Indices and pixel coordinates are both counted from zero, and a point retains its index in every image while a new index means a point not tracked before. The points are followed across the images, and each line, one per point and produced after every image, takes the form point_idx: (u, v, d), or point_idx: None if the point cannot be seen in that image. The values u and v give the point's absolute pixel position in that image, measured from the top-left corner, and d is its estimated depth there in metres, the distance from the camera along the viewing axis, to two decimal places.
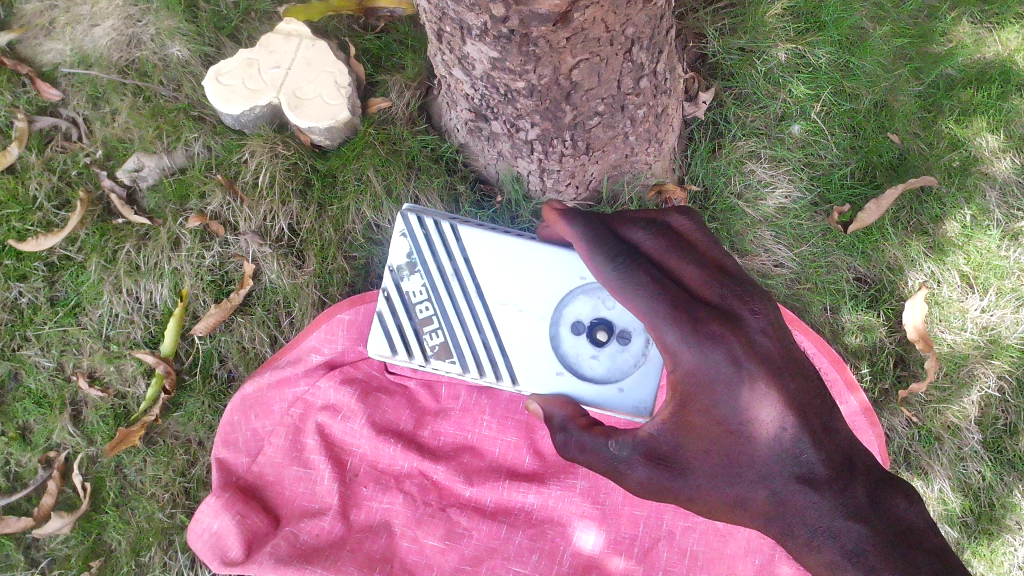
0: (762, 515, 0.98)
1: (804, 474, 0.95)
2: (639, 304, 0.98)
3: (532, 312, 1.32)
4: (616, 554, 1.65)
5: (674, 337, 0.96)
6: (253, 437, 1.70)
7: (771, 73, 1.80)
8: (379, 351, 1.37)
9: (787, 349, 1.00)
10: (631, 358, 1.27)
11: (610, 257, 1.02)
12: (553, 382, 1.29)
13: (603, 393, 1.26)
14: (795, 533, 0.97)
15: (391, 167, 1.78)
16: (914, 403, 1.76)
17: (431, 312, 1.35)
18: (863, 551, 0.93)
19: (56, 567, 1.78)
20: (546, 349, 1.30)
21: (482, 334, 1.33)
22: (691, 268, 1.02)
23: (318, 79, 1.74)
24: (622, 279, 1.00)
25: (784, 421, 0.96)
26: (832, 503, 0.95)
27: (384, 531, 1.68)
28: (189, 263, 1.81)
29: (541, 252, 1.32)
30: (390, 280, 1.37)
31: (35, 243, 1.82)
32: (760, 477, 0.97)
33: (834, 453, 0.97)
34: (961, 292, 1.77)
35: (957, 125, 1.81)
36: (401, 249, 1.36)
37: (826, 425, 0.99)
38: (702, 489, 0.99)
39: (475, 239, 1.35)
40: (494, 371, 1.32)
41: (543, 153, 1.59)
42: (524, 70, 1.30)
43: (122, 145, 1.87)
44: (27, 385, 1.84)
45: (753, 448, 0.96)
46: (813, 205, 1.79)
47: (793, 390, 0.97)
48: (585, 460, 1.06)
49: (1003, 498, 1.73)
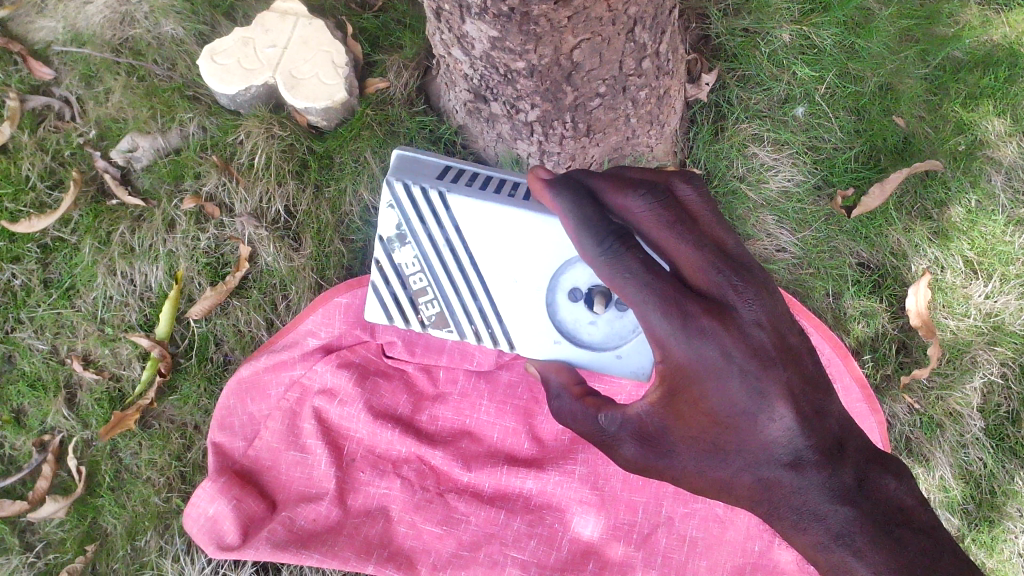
0: (748, 499, 0.97)
1: (791, 461, 0.93)
2: (627, 289, 0.90)
3: (529, 283, 1.28)
4: (615, 540, 1.64)
5: (663, 328, 0.89)
6: (249, 421, 1.69)
7: (775, 55, 1.78)
8: (377, 318, 1.39)
9: (783, 337, 0.93)
10: (630, 325, 1.24)
11: (599, 236, 0.92)
12: (551, 350, 1.29)
13: (601, 359, 1.25)
14: (781, 516, 0.95)
15: (389, 148, 1.77)
16: (916, 390, 1.74)
17: (425, 284, 1.34)
18: (849, 534, 0.91)
19: (50, 551, 1.76)
20: (543, 316, 1.28)
21: (477, 301, 1.32)
22: (688, 248, 0.92)
23: (315, 59, 1.71)
24: (609, 265, 0.91)
25: (770, 410, 0.91)
26: (820, 489, 0.92)
27: (381, 516, 1.67)
28: (185, 246, 1.79)
29: (535, 221, 1.24)
30: (381, 250, 1.34)
31: (28, 224, 1.80)
32: (748, 464, 0.94)
33: (824, 439, 0.94)
34: (965, 278, 1.75)
35: (964, 108, 1.79)
36: (389, 221, 1.31)
37: (818, 411, 0.94)
38: (690, 474, 0.97)
39: (464, 207, 1.27)
40: (492, 339, 1.34)
41: (543, 135, 1.56)
42: (524, 50, 1.28)
43: (117, 126, 1.85)
44: (20, 368, 1.82)
45: (740, 438, 0.93)
46: (815, 188, 1.77)
47: (787, 381, 0.92)
48: (578, 429, 1.05)
49: (1004, 485, 1.72)
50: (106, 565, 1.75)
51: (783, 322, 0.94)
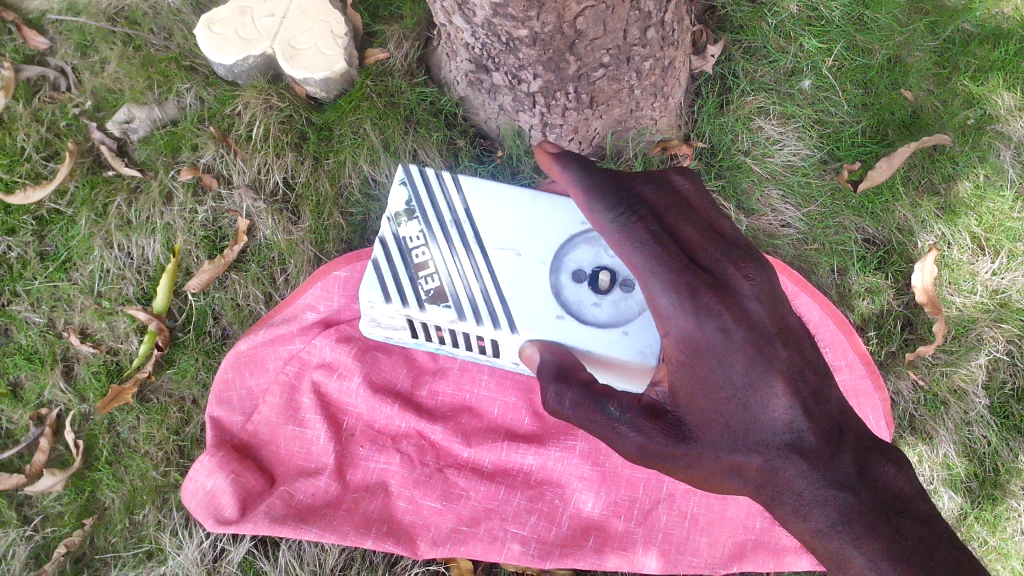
0: (754, 482, 0.94)
1: (794, 442, 0.91)
2: (635, 261, 0.95)
3: (532, 257, 1.25)
4: (616, 516, 1.63)
5: (669, 303, 0.93)
6: (247, 395, 1.68)
7: (783, 26, 1.78)
8: (371, 295, 1.27)
9: (781, 317, 0.96)
10: (635, 304, 1.18)
11: (611, 206, 0.98)
12: (552, 327, 1.20)
13: (605, 338, 1.17)
14: (783, 501, 0.92)
15: (388, 120, 1.73)
16: (921, 367, 1.70)
17: (428, 258, 1.28)
18: (848, 520, 0.88)
19: (48, 525, 1.73)
20: (545, 293, 1.22)
21: (479, 278, 1.25)
22: (689, 227, 0.97)
23: (314, 29, 1.70)
24: (621, 231, 0.96)
25: (773, 388, 0.91)
26: (819, 472, 0.90)
27: (381, 491, 1.64)
28: (182, 218, 1.77)
29: (543, 202, 1.28)
30: (386, 227, 1.31)
31: (24, 195, 1.79)
32: (750, 444, 0.92)
33: (822, 422, 0.93)
34: (972, 255, 1.72)
35: (972, 82, 1.76)
36: (399, 197, 1.32)
37: (817, 394, 0.94)
38: (706, 459, 0.94)
39: (474, 188, 1.32)
40: (491, 318, 1.23)
41: (545, 106, 1.54)
42: (526, 17, 1.26)
43: (111, 96, 1.83)
44: (17, 341, 1.80)
45: (744, 417, 0.92)
46: (822, 162, 1.75)
47: (784, 361, 0.93)
48: (580, 420, 0.97)
49: (1009, 464, 1.66)
50: (105, 539, 1.72)
51: (781, 300, 0.97)
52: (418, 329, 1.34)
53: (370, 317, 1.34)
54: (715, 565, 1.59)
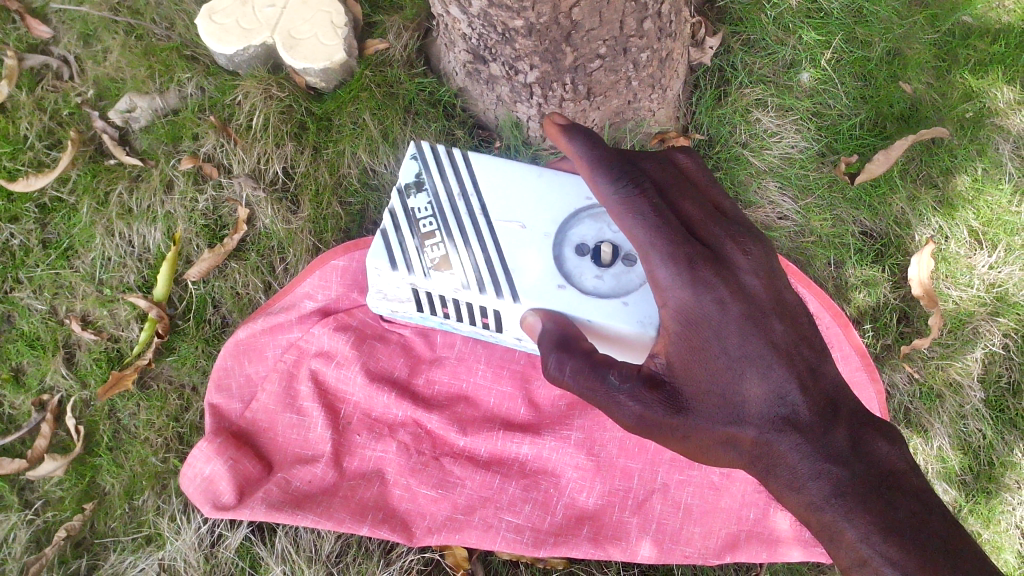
0: (749, 454, 0.96)
1: (788, 415, 0.93)
2: (635, 231, 0.96)
3: (537, 230, 1.25)
4: (611, 506, 1.63)
5: (668, 275, 0.94)
6: (246, 382, 1.70)
7: (782, 18, 1.78)
8: (376, 260, 1.26)
9: (777, 293, 0.98)
10: (636, 277, 1.18)
11: (615, 176, 1.00)
12: (553, 295, 1.19)
13: (606, 307, 1.16)
14: (778, 474, 0.95)
15: (387, 110, 1.75)
16: (917, 359, 1.70)
17: (435, 228, 1.27)
18: (841, 492, 0.92)
19: (49, 509, 1.74)
20: (548, 264, 1.22)
21: (483, 249, 1.24)
22: (691, 205, 1.00)
23: (314, 18, 1.72)
24: (623, 202, 0.98)
25: (770, 361, 0.93)
26: (814, 446, 0.93)
27: (377, 479, 1.65)
28: (182, 207, 1.78)
29: (551, 178, 1.28)
30: (395, 198, 1.32)
31: (26, 183, 1.81)
32: (748, 416, 0.94)
33: (817, 398, 0.95)
34: (969, 249, 1.72)
35: (972, 75, 1.77)
36: (410, 171, 1.34)
37: (814, 370, 0.96)
38: (702, 430, 0.95)
39: (484, 164, 1.32)
40: (495, 287, 1.21)
41: (542, 97, 1.55)
42: (521, 7, 1.27)
43: (114, 85, 1.86)
44: (20, 327, 1.82)
45: (742, 388, 0.93)
46: (820, 155, 1.75)
47: (780, 335, 0.95)
48: (579, 388, 0.98)
49: (1003, 457, 1.67)
50: (104, 524, 1.73)
51: (778, 277, 0.99)
52: (424, 299, 1.34)
53: (377, 286, 1.36)
54: (708, 555, 1.60)
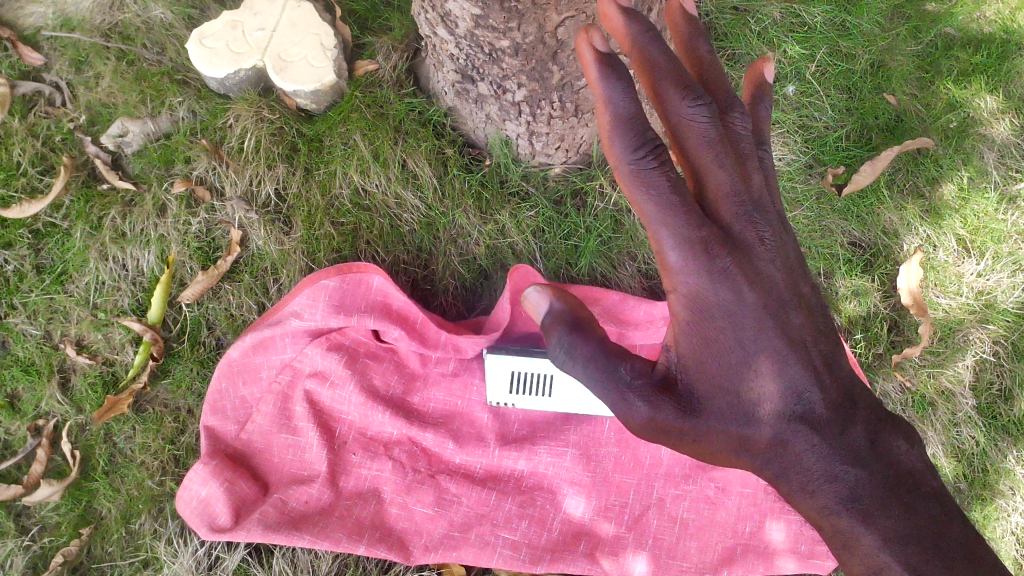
0: (761, 456, 0.98)
1: (803, 413, 0.95)
2: (647, 209, 0.89)
3: None
4: (606, 520, 1.64)
5: (677, 258, 0.91)
6: (241, 404, 1.67)
7: (766, 32, 1.77)
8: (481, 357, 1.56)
9: (794, 283, 0.98)
10: None
11: (637, 142, 0.88)
12: None
13: None
14: (790, 476, 0.98)
15: (377, 131, 1.75)
16: (908, 368, 1.71)
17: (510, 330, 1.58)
18: (858, 497, 0.94)
19: (46, 535, 1.74)
20: None
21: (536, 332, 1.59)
22: (720, 171, 0.93)
23: (303, 41, 1.74)
24: (638, 175, 0.89)
25: (784, 354, 0.94)
26: (830, 443, 0.95)
27: (373, 498, 1.65)
28: (176, 230, 1.79)
29: None
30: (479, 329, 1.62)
31: (20, 209, 1.80)
32: (765, 413, 0.95)
33: (833, 392, 0.97)
34: (957, 257, 1.74)
35: (955, 85, 1.80)
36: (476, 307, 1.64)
37: (827, 362, 0.97)
38: (714, 432, 0.96)
39: None
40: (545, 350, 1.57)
41: (531, 115, 1.56)
42: (507, 28, 1.29)
43: (106, 111, 1.88)
44: (14, 353, 1.82)
45: (757, 383, 0.94)
46: (807, 167, 1.76)
47: (795, 325, 0.96)
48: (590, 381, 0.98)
49: (996, 464, 1.69)
50: (102, 548, 1.73)
51: (796, 269, 0.99)
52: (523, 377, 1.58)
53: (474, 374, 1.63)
54: (705, 569, 1.60)
